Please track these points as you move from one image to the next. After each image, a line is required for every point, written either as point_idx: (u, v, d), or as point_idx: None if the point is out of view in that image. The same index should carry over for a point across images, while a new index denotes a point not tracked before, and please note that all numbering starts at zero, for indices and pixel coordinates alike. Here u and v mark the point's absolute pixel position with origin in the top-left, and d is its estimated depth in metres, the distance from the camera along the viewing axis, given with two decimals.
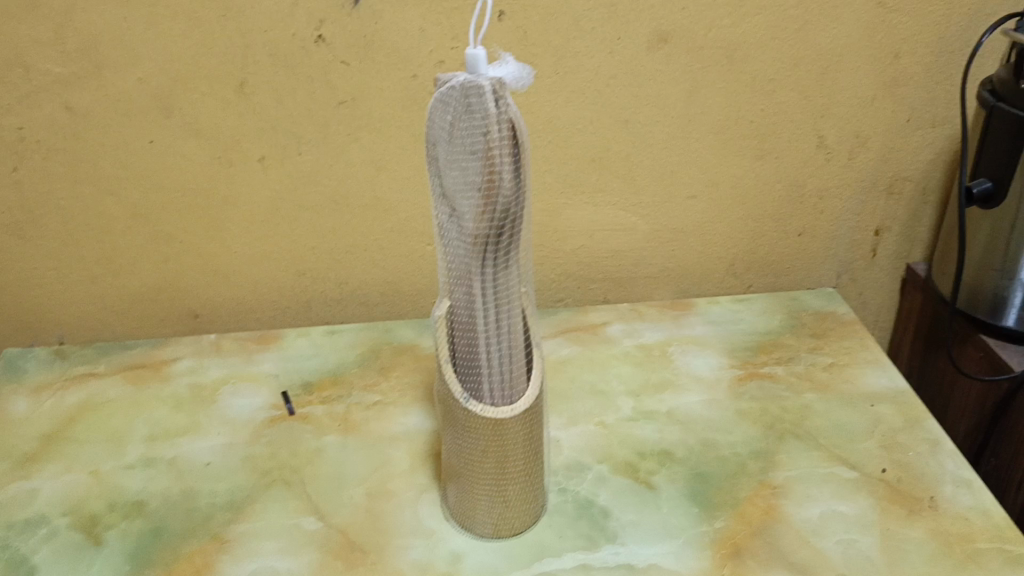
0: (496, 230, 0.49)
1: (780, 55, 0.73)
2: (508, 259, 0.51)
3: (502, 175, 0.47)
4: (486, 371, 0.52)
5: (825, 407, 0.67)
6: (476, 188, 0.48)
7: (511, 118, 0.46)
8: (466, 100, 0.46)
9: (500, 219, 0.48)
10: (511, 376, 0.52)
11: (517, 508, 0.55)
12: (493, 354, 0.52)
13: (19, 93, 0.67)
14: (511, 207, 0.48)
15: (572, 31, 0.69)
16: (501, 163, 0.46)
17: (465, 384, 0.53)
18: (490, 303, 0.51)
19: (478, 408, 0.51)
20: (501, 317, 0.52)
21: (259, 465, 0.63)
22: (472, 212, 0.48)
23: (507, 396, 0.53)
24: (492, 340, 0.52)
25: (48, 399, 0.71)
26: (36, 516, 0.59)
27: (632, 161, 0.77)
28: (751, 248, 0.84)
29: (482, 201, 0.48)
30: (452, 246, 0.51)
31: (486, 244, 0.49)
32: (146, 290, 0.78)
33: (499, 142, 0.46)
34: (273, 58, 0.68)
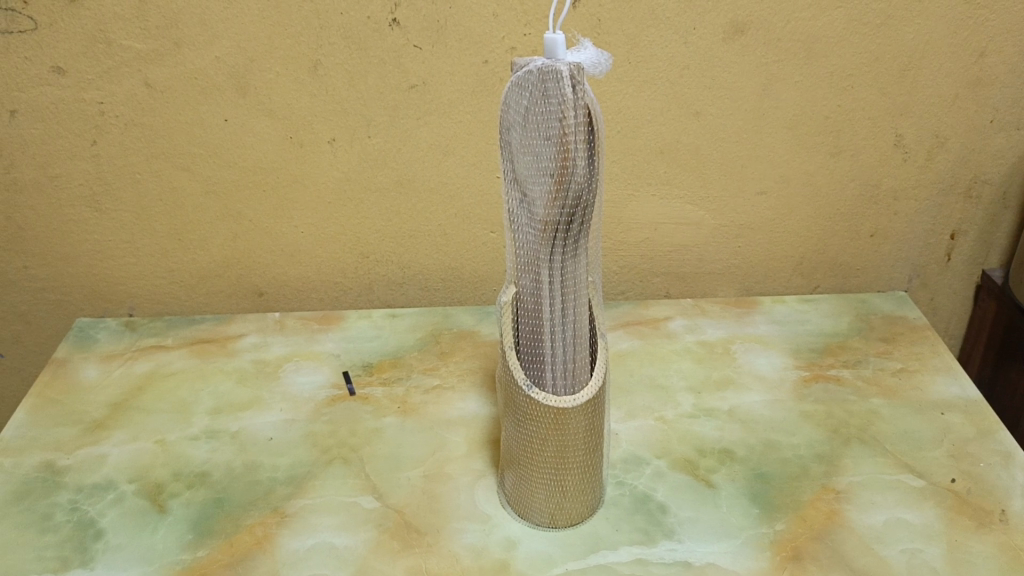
0: (566, 217, 0.49)
1: (860, 50, 0.71)
2: (577, 247, 0.50)
3: (576, 161, 0.46)
4: (550, 357, 0.52)
5: (892, 413, 0.65)
6: (549, 174, 0.48)
7: (588, 104, 0.46)
8: (542, 85, 0.46)
9: (572, 206, 0.48)
10: (574, 365, 0.52)
11: (574, 498, 0.54)
12: (558, 341, 0.52)
13: (101, 68, 0.69)
14: (584, 194, 0.48)
15: (647, 20, 0.68)
16: (576, 149, 0.46)
17: (527, 371, 0.53)
18: (557, 291, 0.51)
19: (540, 397, 0.51)
20: (567, 304, 0.51)
21: (319, 442, 0.64)
22: (543, 198, 0.48)
23: (569, 386, 0.52)
24: (557, 326, 0.52)
25: (117, 367, 0.73)
26: (104, 481, 0.60)
27: (702, 154, 0.75)
28: (820, 247, 0.82)
29: (554, 187, 0.47)
30: (521, 232, 0.51)
31: (556, 230, 0.49)
32: (215, 266, 0.80)
33: (574, 128, 0.46)
34: (348, 40, 0.68)
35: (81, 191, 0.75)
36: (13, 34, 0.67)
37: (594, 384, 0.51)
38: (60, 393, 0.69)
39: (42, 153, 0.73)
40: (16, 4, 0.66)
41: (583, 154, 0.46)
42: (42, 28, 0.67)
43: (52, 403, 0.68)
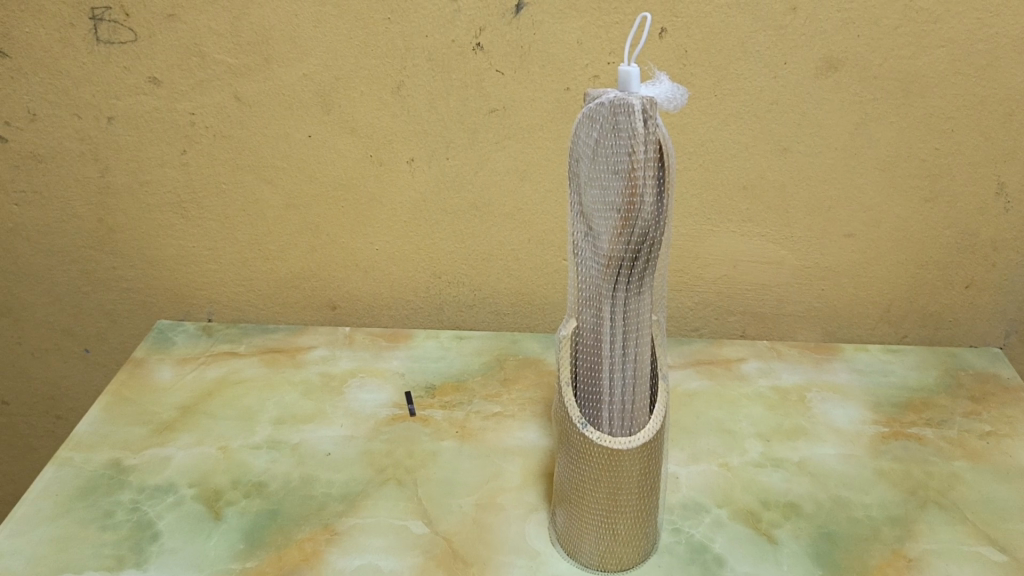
0: (632, 253, 0.47)
1: (962, 91, 0.68)
2: (642, 285, 0.49)
3: (644, 197, 0.45)
4: (607, 397, 0.51)
5: (976, 477, 0.61)
6: (616, 209, 0.47)
7: (660, 139, 0.44)
8: (614, 118, 0.45)
9: (637, 242, 0.47)
10: (633, 407, 0.51)
11: (626, 542, 0.52)
12: (616, 380, 0.50)
13: (194, 80, 0.71)
14: (651, 231, 0.46)
15: (736, 52, 0.67)
16: (644, 185, 0.45)
17: (584, 408, 0.52)
18: (619, 328, 0.50)
19: (595, 436, 0.49)
20: (629, 342, 0.50)
21: (376, 461, 0.64)
22: (608, 234, 0.47)
23: (626, 427, 0.51)
24: (617, 365, 0.50)
25: (190, 370, 0.75)
26: (166, 484, 0.62)
27: (787, 192, 0.73)
28: (910, 295, 0.78)
29: (620, 222, 0.46)
30: (585, 266, 0.50)
31: (620, 267, 0.48)
32: (291, 278, 0.81)
33: (644, 163, 0.44)
34: (432, 62, 0.69)
35: (169, 198, 0.77)
36: (114, 44, 0.70)
37: (652, 426, 0.50)
38: (135, 392, 0.72)
39: (135, 159, 0.75)
40: (119, 16, 0.69)
41: (653, 191, 0.45)
42: (142, 40, 0.70)
43: (126, 402, 0.70)
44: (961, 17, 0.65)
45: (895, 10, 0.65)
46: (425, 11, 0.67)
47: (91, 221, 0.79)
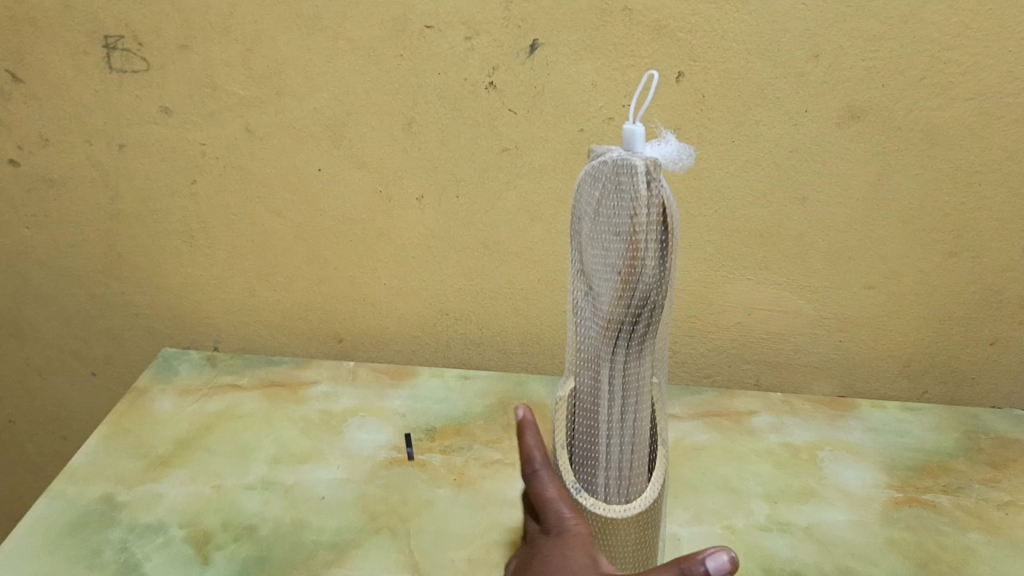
0: (632, 317, 0.45)
1: (990, 145, 0.65)
2: (643, 349, 0.47)
3: (645, 260, 0.43)
4: (602, 466, 0.48)
5: (992, 552, 0.58)
6: (616, 270, 0.45)
7: (663, 201, 0.43)
8: (616, 177, 0.43)
9: (638, 305, 0.45)
10: (630, 475, 0.48)
11: None
12: (612, 449, 0.48)
13: (205, 110, 0.71)
14: (653, 294, 0.44)
15: (755, 98, 0.65)
16: (646, 247, 0.43)
17: (578, 474, 0.49)
18: (618, 394, 0.47)
19: (588, 503, 0.47)
20: (627, 410, 0.48)
21: (370, 507, 0.62)
22: (608, 296, 0.45)
23: (622, 494, 0.48)
24: (613, 433, 0.48)
25: (191, 402, 0.74)
26: (156, 523, 0.61)
27: (805, 241, 0.71)
28: (931, 350, 0.75)
29: (619, 285, 0.44)
30: (585, 326, 0.48)
31: (618, 330, 0.46)
32: (298, 309, 0.80)
33: (645, 226, 0.43)
34: (444, 100, 0.68)
35: (178, 226, 0.77)
36: (126, 73, 0.70)
37: (649, 495, 0.48)
38: (133, 423, 0.71)
39: (145, 186, 0.75)
40: (132, 45, 0.69)
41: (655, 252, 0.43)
42: (154, 69, 0.69)
43: (124, 433, 0.70)
44: (991, 70, 0.62)
45: (921, 61, 0.63)
46: (438, 48, 0.66)
47: (100, 246, 0.78)
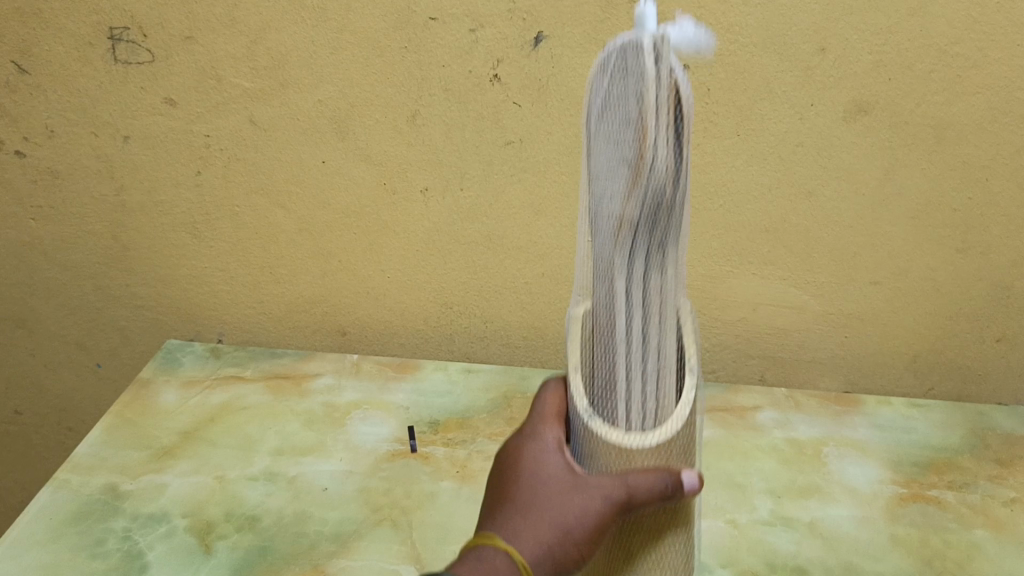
0: (648, 218, 0.40)
1: (998, 140, 0.65)
2: (665, 259, 0.42)
3: (659, 143, 0.38)
4: (623, 395, 0.43)
5: (997, 550, 0.58)
6: (628, 162, 0.39)
7: (674, 79, 0.38)
8: (623, 62, 0.39)
9: (653, 203, 0.40)
10: (657, 398, 0.43)
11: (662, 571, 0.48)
12: (632, 381, 0.43)
13: (210, 102, 0.71)
14: (668, 188, 0.40)
15: (761, 92, 0.64)
16: (655, 129, 0.38)
17: (597, 406, 0.45)
18: (636, 314, 0.43)
19: (600, 429, 0.42)
20: (650, 336, 0.43)
21: (372, 500, 0.62)
22: (619, 196, 0.40)
23: (646, 420, 0.43)
24: (636, 361, 0.43)
25: (195, 394, 0.74)
26: (159, 513, 0.61)
27: (811, 236, 0.70)
28: (937, 347, 0.75)
29: (633, 176, 0.39)
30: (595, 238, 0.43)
31: (633, 232, 0.41)
32: (302, 303, 0.80)
33: (657, 106, 0.38)
34: (448, 93, 0.68)
35: (183, 218, 0.77)
36: (131, 64, 0.70)
37: (673, 425, 0.42)
38: (138, 415, 0.71)
39: (150, 179, 0.75)
40: (137, 37, 0.69)
41: (667, 136, 0.38)
42: (159, 61, 0.69)
43: (128, 425, 0.70)
44: (1000, 64, 0.62)
45: (929, 55, 0.62)
46: (443, 41, 0.66)
47: (106, 238, 0.79)
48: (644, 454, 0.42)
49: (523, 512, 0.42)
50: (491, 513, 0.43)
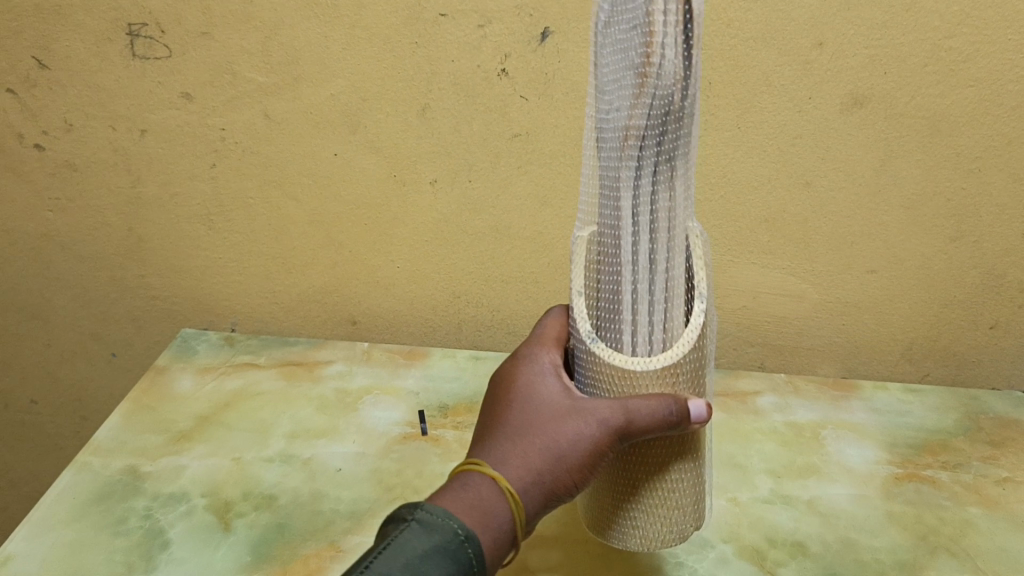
0: (654, 127, 0.44)
1: (991, 132, 0.67)
2: (674, 174, 0.46)
3: (665, 47, 0.42)
4: (629, 321, 0.48)
5: (990, 525, 0.60)
6: (635, 72, 0.43)
7: None
8: None
9: (661, 110, 0.43)
10: (662, 324, 0.48)
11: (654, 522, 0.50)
12: (636, 302, 0.48)
13: (226, 96, 0.73)
14: (676, 95, 0.43)
15: (760, 85, 0.66)
16: (665, 31, 0.41)
17: (606, 333, 0.49)
18: (645, 229, 0.47)
19: (605, 355, 0.48)
20: (657, 252, 0.48)
21: (385, 479, 0.64)
22: (628, 105, 0.44)
23: (651, 348, 0.48)
24: (640, 280, 0.48)
25: (210, 380, 0.76)
26: (179, 493, 0.63)
27: (809, 226, 0.72)
28: (932, 334, 0.77)
29: (639, 85, 0.43)
30: (606, 153, 0.47)
31: (641, 143, 0.45)
32: (313, 292, 0.82)
33: (665, 6, 0.41)
34: (458, 87, 0.70)
35: (198, 210, 0.79)
36: (148, 60, 0.72)
37: (677, 351, 0.47)
38: (154, 400, 0.73)
39: (165, 171, 0.77)
40: (154, 32, 0.71)
41: (676, 40, 0.42)
42: (175, 56, 0.71)
43: (145, 410, 0.72)
44: (991, 58, 0.64)
45: (923, 49, 0.64)
46: (453, 36, 0.68)
47: (122, 229, 0.81)
48: (646, 379, 0.47)
49: (528, 432, 0.47)
50: (499, 431, 0.48)
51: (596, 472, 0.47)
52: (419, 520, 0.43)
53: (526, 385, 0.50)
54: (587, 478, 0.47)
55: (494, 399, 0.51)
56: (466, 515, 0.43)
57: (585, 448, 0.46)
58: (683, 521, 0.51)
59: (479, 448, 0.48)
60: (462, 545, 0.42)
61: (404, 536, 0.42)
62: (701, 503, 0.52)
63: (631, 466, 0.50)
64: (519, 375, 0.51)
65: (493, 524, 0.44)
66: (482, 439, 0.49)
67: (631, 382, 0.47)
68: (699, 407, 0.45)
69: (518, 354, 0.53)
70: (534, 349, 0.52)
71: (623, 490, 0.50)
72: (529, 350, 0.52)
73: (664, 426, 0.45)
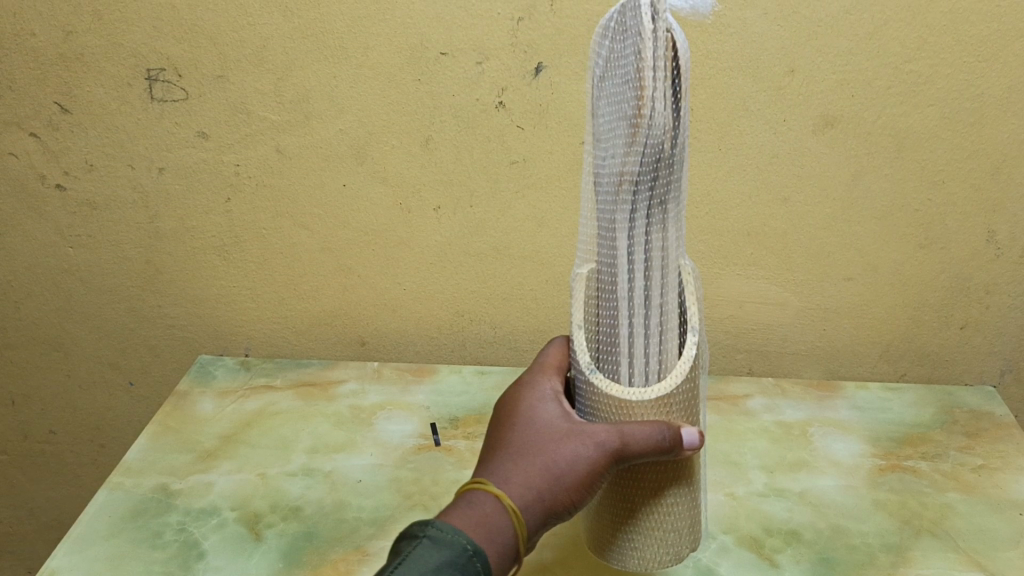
0: (647, 172, 0.49)
1: (952, 145, 0.73)
2: (665, 216, 0.51)
3: (655, 100, 0.47)
4: (626, 357, 0.53)
5: (967, 508, 0.65)
6: (628, 123, 0.49)
7: (671, 33, 0.47)
8: (628, 25, 0.49)
9: (652, 158, 0.49)
10: (658, 358, 0.53)
11: (651, 546, 0.55)
12: (633, 337, 0.53)
13: (240, 134, 0.77)
14: (666, 144, 0.48)
15: (739, 110, 0.72)
16: (655, 85, 0.47)
17: (604, 365, 0.54)
18: (639, 267, 0.52)
19: (603, 386, 0.52)
20: (651, 290, 0.52)
21: (403, 488, 0.68)
22: (621, 153, 0.49)
23: (647, 379, 0.53)
24: (637, 316, 0.53)
25: (230, 402, 0.80)
26: (210, 507, 0.67)
27: (789, 238, 0.78)
28: (908, 335, 0.82)
29: (632, 134, 0.48)
30: (603, 197, 0.52)
31: (635, 186, 0.50)
32: (324, 316, 0.86)
33: (655, 63, 0.47)
34: (458, 119, 0.75)
35: (213, 242, 0.83)
36: (166, 102, 0.76)
37: (671, 381, 0.52)
38: (179, 422, 0.77)
39: (182, 206, 0.81)
40: (172, 77, 0.75)
41: (665, 93, 0.47)
42: (192, 98, 0.76)
43: (171, 431, 0.76)
44: (949, 79, 0.70)
45: (886, 72, 0.70)
46: (453, 72, 0.73)
47: (140, 262, 0.85)
48: (643, 409, 0.51)
49: (534, 452, 0.51)
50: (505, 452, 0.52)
51: (594, 490, 0.51)
52: (429, 536, 0.46)
53: (529, 409, 0.54)
54: (584, 496, 0.51)
55: (498, 419, 0.56)
56: (473, 531, 0.47)
57: (584, 469, 0.50)
58: (679, 543, 0.55)
59: (486, 466, 0.52)
60: (470, 560, 0.46)
61: (416, 552, 0.46)
62: (697, 527, 0.57)
63: (629, 489, 0.54)
64: (522, 399, 0.55)
65: (499, 538, 0.48)
66: (486, 458, 0.53)
67: (628, 411, 0.51)
68: (691, 435, 0.50)
69: (520, 379, 0.58)
70: (536, 376, 0.57)
71: (623, 511, 0.55)
72: (531, 376, 0.57)
73: (657, 451, 0.49)
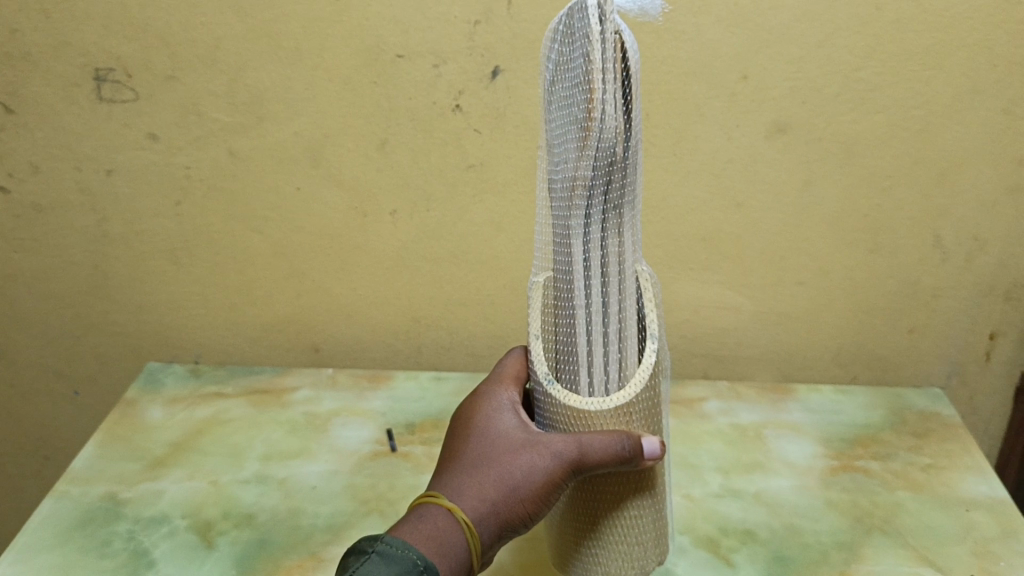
0: (600, 176, 0.49)
1: (900, 152, 0.74)
2: (621, 221, 0.52)
3: (604, 102, 0.47)
4: (584, 366, 0.52)
5: (917, 506, 0.66)
6: (580, 127, 0.48)
7: (618, 34, 0.47)
8: (575, 28, 0.48)
9: (605, 162, 0.49)
10: (619, 364, 0.52)
11: (614, 556, 0.55)
12: (590, 345, 0.52)
13: (192, 136, 0.76)
14: (617, 148, 0.48)
15: (694, 115, 0.73)
16: (604, 87, 0.46)
17: (564, 375, 0.54)
18: (595, 274, 0.52)
19: (562, 397, 0.52)
20: (609, 296, 0.52)
21: (359, 494, 0.67)
22: (574, 157, 0.49)
23: (606, 388, 0.52)
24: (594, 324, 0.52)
25: (181, 410, 0.78)
26: (160, 515, 0.65)
27: (743, 243, 0.79)
28: (857, 339, 0.84)
29: (584, 138, 0.48)
30: (557, 203, 0.52)
31: (589, 191, 0.50)
32: (278, 323, 0.85)
33: (603, 65, 0.46)
34: (414, 122, 0.74)
35: (163, 246, 0.81)
36: (115, 103, 0.75)
37: (630, 390, 0.51)
38: (127, 431, 0.75)
39: (130, 209, 0.80)
40: (122, 77, 0.73)
41: (615, 96, 0.47)
42: (142, 99, 0.74)
43: (119, 439, 0.74)
44: (896, 87, 0.71)
45: (837, 79, 0.71)
46: (409, 75, 0.72)
47: (86, 267, 0.83)
48: (603, 420, 0.51)
49: (492, 464, 0.51)
50: (462, 466, 0.52)
51: (552, 501, 0.51)
52: (378, 551, 0.48)
53: (486, 421, 0.54)
54: (542, 507, 0.51)
55: (457, 433, 0.55)
56: (424, 546, 0.48)
57: (540, 479, 0.49)
58: (645, 557, 0.55)
59: (443, 482, 0.52)
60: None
61: (365, 567, 0.47)
62: (663, 540, 0.56)
63: (592, 498, 0.54)
64: (479, 411, 0.55)
65: (451, 553, 0.48)
66: (444, 474, 0.53)
67: (587, 421, 0.51)
68: (651, 444, 0.49)
69: (478, 390, 0.57)
70: (494, 386, 0.57)
71: (587, 526, 0.55)
72: (489, 387, 0.57)
73: (615, 459, 0.48)
